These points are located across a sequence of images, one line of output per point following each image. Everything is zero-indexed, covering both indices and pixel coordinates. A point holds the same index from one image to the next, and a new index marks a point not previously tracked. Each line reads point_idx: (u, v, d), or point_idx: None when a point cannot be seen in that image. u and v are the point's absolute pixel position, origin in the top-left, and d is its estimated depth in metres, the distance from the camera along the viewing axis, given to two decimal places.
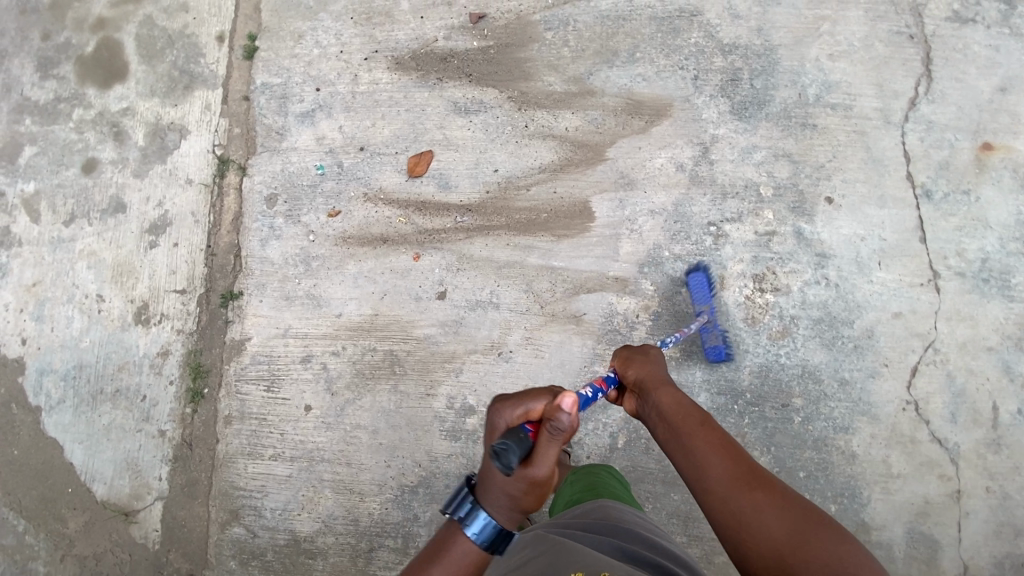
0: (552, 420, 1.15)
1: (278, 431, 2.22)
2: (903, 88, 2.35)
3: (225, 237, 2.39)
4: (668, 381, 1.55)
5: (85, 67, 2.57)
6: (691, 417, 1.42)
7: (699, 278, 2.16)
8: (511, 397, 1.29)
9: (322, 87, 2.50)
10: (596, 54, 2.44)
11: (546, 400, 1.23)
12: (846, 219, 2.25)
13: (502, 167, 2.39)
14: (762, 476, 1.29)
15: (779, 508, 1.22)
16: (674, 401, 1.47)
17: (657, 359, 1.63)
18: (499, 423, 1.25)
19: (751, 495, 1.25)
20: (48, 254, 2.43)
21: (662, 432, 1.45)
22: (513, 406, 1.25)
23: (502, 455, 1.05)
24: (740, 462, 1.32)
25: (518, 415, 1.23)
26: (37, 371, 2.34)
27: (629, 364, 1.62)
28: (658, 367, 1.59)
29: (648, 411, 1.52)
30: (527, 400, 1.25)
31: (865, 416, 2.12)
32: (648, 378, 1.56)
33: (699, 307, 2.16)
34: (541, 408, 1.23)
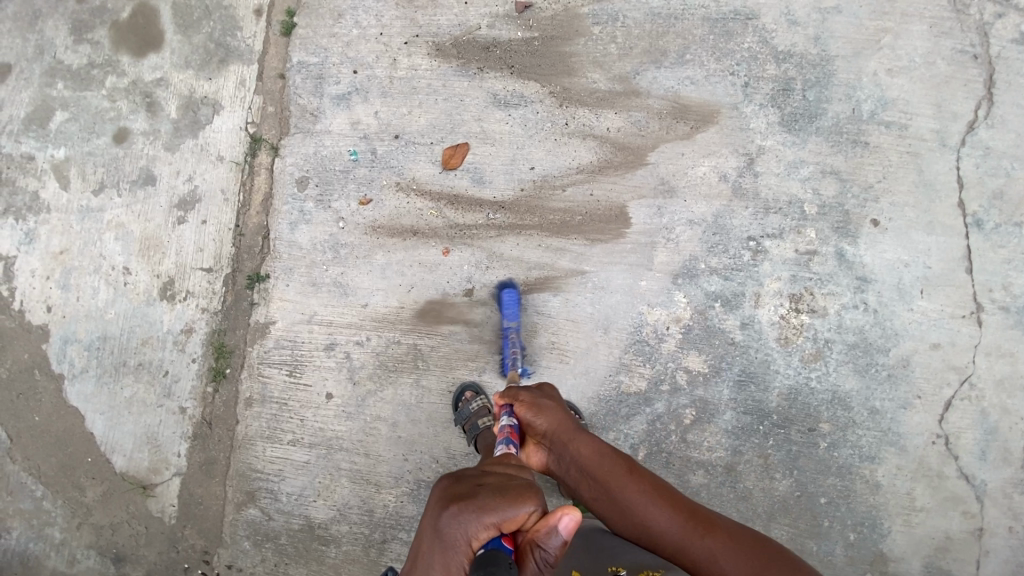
0: (542, 549, 1.17)
1: (298, 417, 2.22)
2: (962, 110, 2.25)
3: (254, 218, 2.36)
4: (580, 427, 1.55)
5: (120, 33, 2.52)
6: (615, 470, 1.46)
7: (508, 295, 2.19)
8: (484, 502, 1.17)
9: (359, 69, 2.43)
10: (644, 53, 2.35)
11: (528, 513, 1.18)
12: (890, 243, 2.18)
13: (538, 165, 2.32)
14: (701, 515, 1.37)
15: (731, 545, 1.30)
16: (592, 452, 1.49)
17: (563, 404, 1.61)
18: (474, 537, 1.14)
19: (700, 540, 1.32)
20: (76, 223, 2.41)
21: (591, 492, 1.47)
22: (484, 516, 1.14)
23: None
24: (677, 506, 1.39)
25: (492, 528, 1.14)
26: (61, 339, 2.35)
27: (538, 413, 1.56)
28: (565, 414, 1.57)
29: (568, 467, 1.51)
30: (511, 515, 1.15)
31: (892, 446, 2.08)
32: (559, 429, 1.53)
33: (507, 324, 2.18)
34: (521, 521, 1.18)
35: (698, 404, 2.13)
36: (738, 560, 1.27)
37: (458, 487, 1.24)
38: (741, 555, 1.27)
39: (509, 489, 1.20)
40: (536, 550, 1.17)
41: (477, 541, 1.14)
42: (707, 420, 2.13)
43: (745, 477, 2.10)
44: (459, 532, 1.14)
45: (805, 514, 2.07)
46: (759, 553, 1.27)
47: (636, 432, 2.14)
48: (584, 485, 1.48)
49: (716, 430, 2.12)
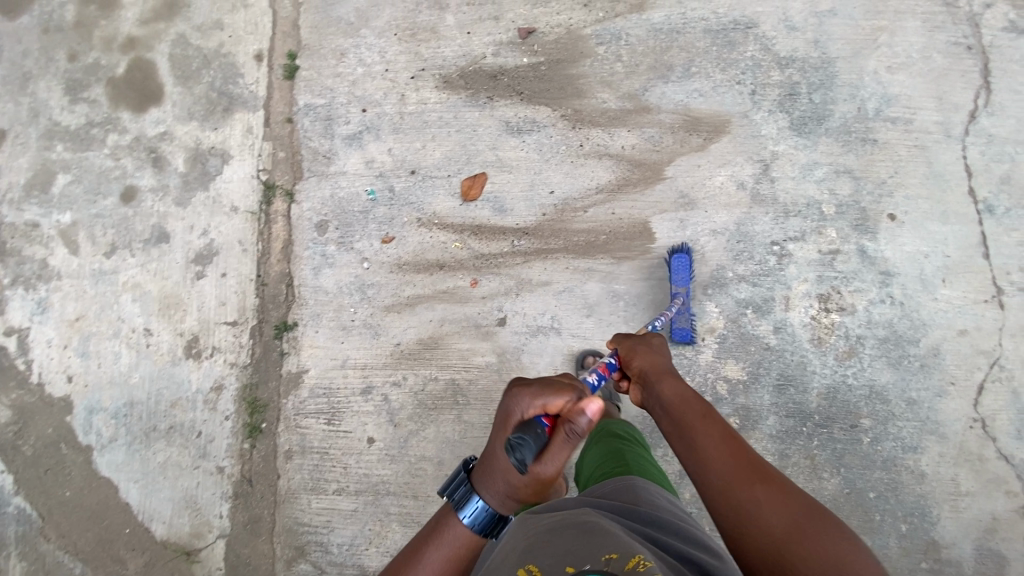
0: (571, 424, 1.23)
1: (341, 465, 2.18)
2: (962, 100, 2.32)
3: (275, 266, 2.33)
4: (673, 373, 1.62)
5: (118, 90, 2.48)
6: (694, 409, 1.48)
7: (681, 260, 2.18)
8: (535, 386, 1.33)
9: (368, 107, 2.42)
10: (651, 69, 2.38)
11: (567, 398, 1.29)
12: (909, 235, 2.23)
13: (558, 188, 2.33)
14: (764, 470, 1.29)
15: (785, 507, 1.20)
16: (676, 392, 1.54)
17: (664, 352, 1.73)
18: (517, 410, 1.31)
19: (750, 490, 1.25)
20: (90, 287, 2.36)
21: (667, 426, 1.49)
22: (532, 397, 1.31)
23: (517, 450, 1.20)
24: (744, 457, 1.33)
25: (537, 407, 1.30)
26: (87, 409, 2.29)
27: (633, 355, 1.71)
28: (661, 358, 1.68)
29: (653, 401, 1.58)
30: (546, 394, 1.30)
31: (933, 435, 2.13)
32: (652, 369, 1.64)
33: (676, 289, 2.17)
34: (560, 405, 1.29)
35: (741, 412, 2.16)
36: (787, 518, 1.18)
37: (521, 380, 1.43)
38: (787, 513, 1.19)
39: (556, 382, 1.34)
40: (568, 424, 1.24)
41: (526, 415, 1.29)
42: (751, 427, 2.15)
43: (794, 480, 2.12)
44: (509, 405, 1.35)
45: (856, 510, 2.10)
46: (813, 520, 1.17)
47: None
48: (663, 420, 1.52)
49: (761, 435, 2.15)
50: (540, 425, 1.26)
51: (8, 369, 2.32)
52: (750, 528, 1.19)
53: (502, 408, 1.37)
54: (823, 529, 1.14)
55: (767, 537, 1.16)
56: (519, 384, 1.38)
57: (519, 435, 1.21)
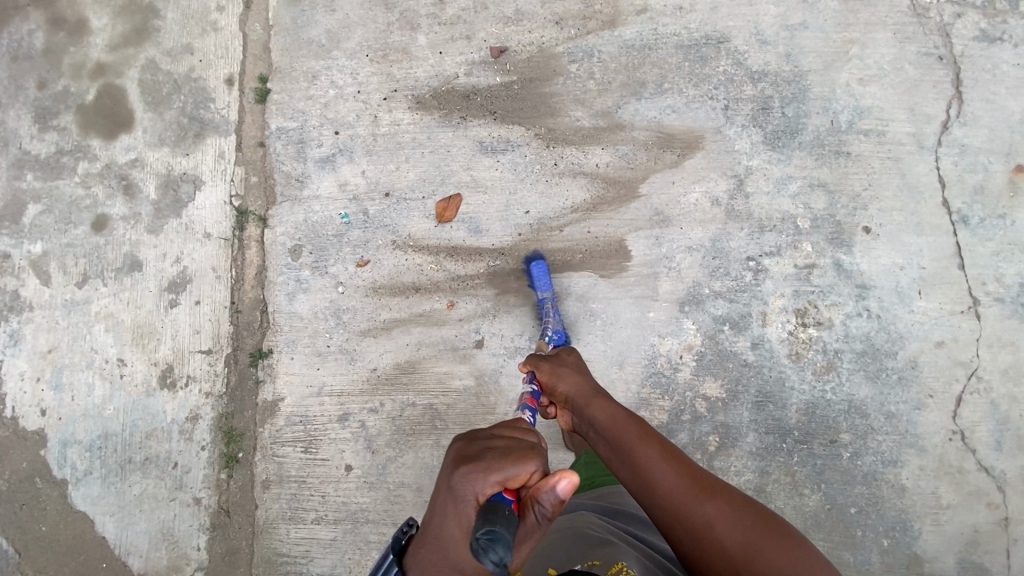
0: (541, 504, 1.06)
1: (319, 494, 2.16)
2: (935, 111, 2.32)
3: (249, 293, 2.30)
4: (600, 392, 1.64)
5: (87, 117, 2.45)
6: (631, 431, 1.48)
7: (537, 266, 2.23)
8: (490, 457, 1.11)
9: (340, 129, 2.40)
10: (623, 86, 2.37)
11: (531, 469, 1.11)
12: (884, 248, 2.23)
13: (533, 208, 2.32)
14: (708, 483, 1.36)
15: (734, 516, 1.29)
16: (608, 413, 1.55)
17: (584, 371, 1.74)
18: (472, 492, 1.07)
19: (701, 506, 1.31)
20: (62, 318, 2.33)
21: (607, 450, 1.49)
22: (489, 472, 1.09)
23: (490, 551, 0.95)
24: (687, 471, 1.37)
25: (496, 485, 1.08)
26: (61, 443, 2.26)
27: (557, 378, 1.70)
28: (585, 379, 1.69)
29: (586, 425, 1.58)
30: (508, 467, 1.10)
31: (912, 448, 2.12)
32: (578, 393, 1.64)
33: (541, 295, 2.21)
34: (524, 478, 1.10)
35: (720, 430, 2.15)
36: (739, 528, 1.27)
37: (466, 446, 1.17)
38: (739, 525, 1.28)
39: (513, 448, 1.14)
40: (536, 505, 1.06)
41: (483, 497, 1.06)
42: (731, 444, 2.14)
43: (776, 497, 2.11)
44: (459, 485, 1.09)
45: (838, 526, 2.09)
46: (758, 525, 1.29)
47: None
48: (601, 445, 1.52)
49: (741, 453, 2.14)
50: (506, 505, 1.06)
51: None
52: (710, 545, 1.26)
53: (448, 488, 1.09)
54: (770, 533, 1.27)
55: (723, 552, 1.25)
56: (468, 456, 1.13)
57: (490, 530, 0.97)
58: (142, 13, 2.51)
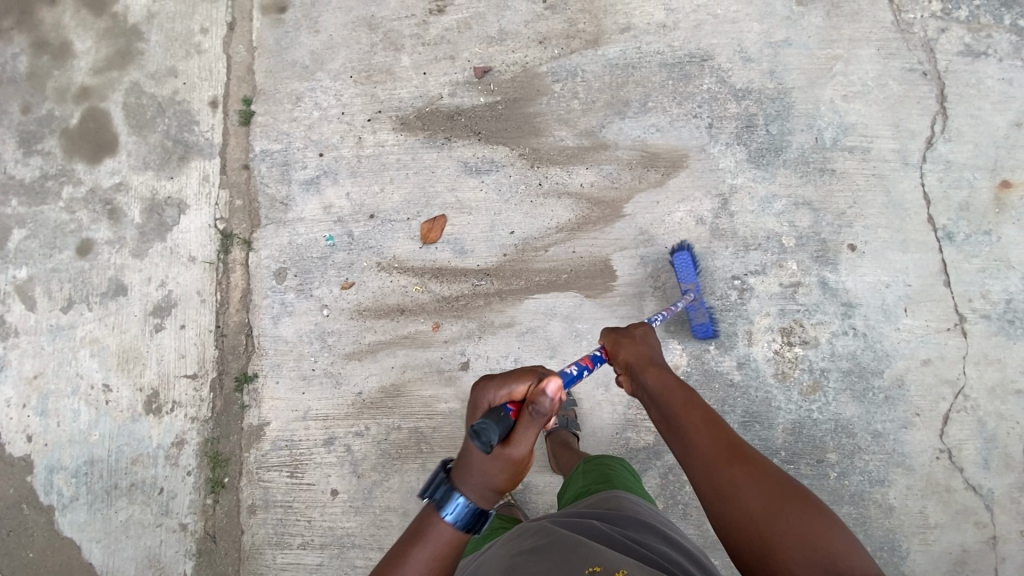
0: (534, 403, 1.13)
1: (305, 518, 2.16)
2: (919, 127, 2.32)
3: (234, 316, 2.30)
4: (657, 361, 1.55)
5: (72, 141, 2.45)
6: (678, 397, 1.42)
7: (683, 257, 2.17)
8: (499, 374, 1.25)
9: (325, 151, 2.40)
10: (607, 105, 2.37)
11: (530, 380, 1.21)
12: (869, 265, 2.23)
13: (518, 228, 2.32)
14: (742, 452, 1.27)
15: (765, 488, 1.20)
16: (661, 380, 1.48)
17: (648, 340, 1.65)
18: (482, 401, 1.22)
19: (730, 469, 1.24)
20: (48, 344, 2.32)
21: (656, 416, 1.44)
22: (496, 385, 1.22)
23: (476, 430, 1.06)
24: (723, 437, 1.30)
25: (501, 395, 1.20)
26: (46, 469, 2.25)
27: (619, 346, 1.64)
28: (649, 349, 1.60)
29: (642, 394, 1.51)
30: (511, 380, 1.22)
31: (899, 467, 2.12)
32: (638, 359, 1.57)
33: (686, 286, 2.16)
34: (525, 389, 1.20)
35: None
36: (765, 498, 1.18)
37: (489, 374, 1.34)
38: (765, 494, 1.18)
39: (519, 368, 1.26)
40: (530, 406, 1.13)
41: (490, 404, 1.21)
42: None
43: None
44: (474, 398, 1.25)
45: None
46: (789, 498, 1.17)
47: (651, 487, 2.14)
48: (650, 409, 1.47)
49: None
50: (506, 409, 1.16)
51: None
52: (732, 509, 1.19)
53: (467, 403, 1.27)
54: (801, 508, 1.15)
55: (747, 517, 1.17)
56: (484, 379, 1.30)
57: (481, 416, 1.09)
58: (126, 36, 2.52)
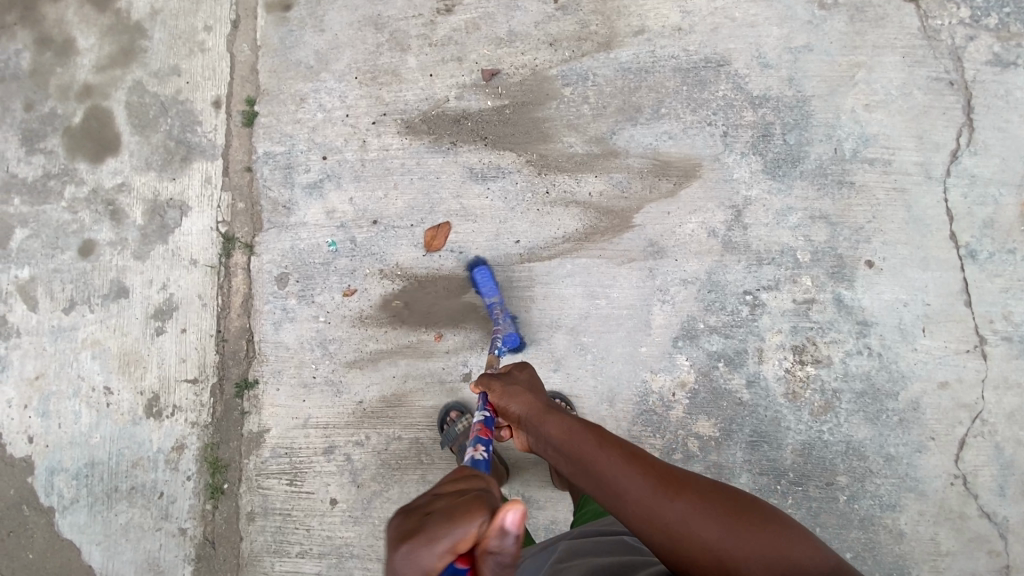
0: (495, 553, 0.89)
1: (304, 527, 2.14)
2: (943, 139, 2.23)
3: (235, 321, 2.27)
4: (551, 406, 1.52)
5: (74, 139, 2.42)
6: (585, 441, 1.37)
7: (483, 272, 2.19)
8: (430, 525, 0.91)
9: (328, 154, 2.35)
10: (619, 111, 2.30)
11: (478, 519, 0.89)
12: (887, 282, 2.15)
13: (524, 237, 2.26)
14: (674, 478, 1.26)
15: (708, 509, 1.20)
16: (561, 428, 1.43)
17: (535, 386, 1.62)
18: (416, 571, 0.89)
19: (671, 503, 1.21)
20: (49, 345, 2.31)
21: (568, 468, 1.39)
22: (432, 540, 0.89)
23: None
24: (650, 470, 1.28)
25: (447, 553, 0.88)
26: (47, 470, 2.25)
27: (509, 399, 1.57)
28: (536, 396, 1.57)
29: (544, 446, 1.46)
30: (453, 528, 0.90)
31: (912, 492, 2.06)
32: (530, 411, 1.53)
33: (489, 301, 2.16)
34: (474, 534, 0.89)
35: (713, 469, 2.09)
36: (713, 522, 1.17)
37: (405, 517, 0.98)
38: (713, 520, 1.17)
39: (454, 504, 0.94)
40: (491, 556, 0.89)
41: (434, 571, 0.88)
42: None
43: None
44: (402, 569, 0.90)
45: None
46: (729, 513, 1.19)
47: None
48: (561, 463, 1.41)
49: None
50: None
51: None
52: (689, 546, 1.16)
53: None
54: (735, 514, 1.19)
55: (704, 549, 1.14)
56: (408, 532, 0.93)
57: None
58: (129, 33, 2.48)
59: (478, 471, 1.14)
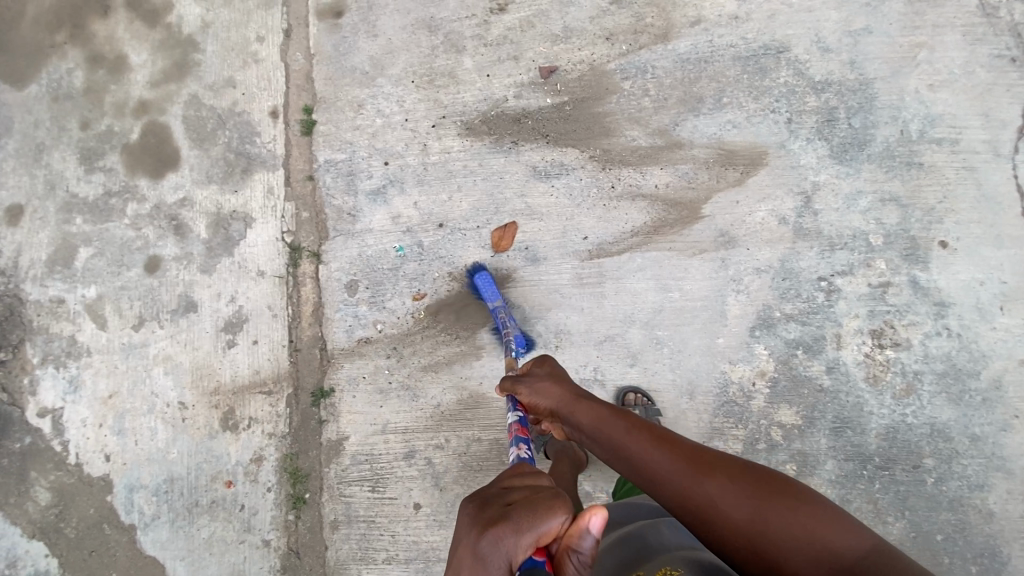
0: (577, 553, 0.95)
1: (389, 533, 2.14)
2: (1010, 116, 2.21)
3: (307, 330, 2.28)
4: (581, 397, 1.49)
5: (133, 156, 2.42)
6: (615, 428, 1.39)
7: (482, 277, 2.17)
8: (515, 517, 0.95)
9: (390, 160, 2.35)
10: (680, 102, 2.29)
11: (562, 519, 0.96)
12: (962, 262, 2.14)
13: (592, 234, 2.25)
14: (704, 459, 1.27)
15: (736, 487, 1.21)
16: (592, 416, 1.44)
17: (559, 376, 1.57)
18: (500, 558, 0.92)
19: (702, 484, 1.23)
20: (121, 362, 2.31)
21: (602, 453, 1.41)
22: (519, 533, 0.93)
23: None
24: (681, 454, 1.29)
25: (530, 546, 0.92)
26: (127, 488, 2.25)
27: (533, 392, 1.54)
28: (561, 385, 1.53)
29: (575, 433, 1.47)
30: (538, 524, 0.94)
31: (999, 471, 2.04)
32: (558, 402, 1.50)
33: (491, 305, 2.12)
34: (554, 532, 0.95)
35: (797, 457, 2.09)
36: (741, 497, 1.19)
37: (486, 505, 1.00)
38: (742, 499, 1.19)
39: (536, 501, 0.98)
40: (573, 554, 0.95)
41: (516, 563, 0.91)
42: (810, 472, 2.08)
43: None
44: (483, 555, 0.92)
45: (925, 554, 2.02)
46: (759, 489, 1.20)
47: None
48: (595, 448, 1.43)
49: (820, 481, 2.08)
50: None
51: (44, 452, 2.28)
52: (721, 526, 1.18)
53: (473, 561, 0.92)
54: (770, 490, 1.19)
55: (734, 528, 1.17)
56: (491, 521, 0.95)
57: None
58: (181, 46, 2.47)
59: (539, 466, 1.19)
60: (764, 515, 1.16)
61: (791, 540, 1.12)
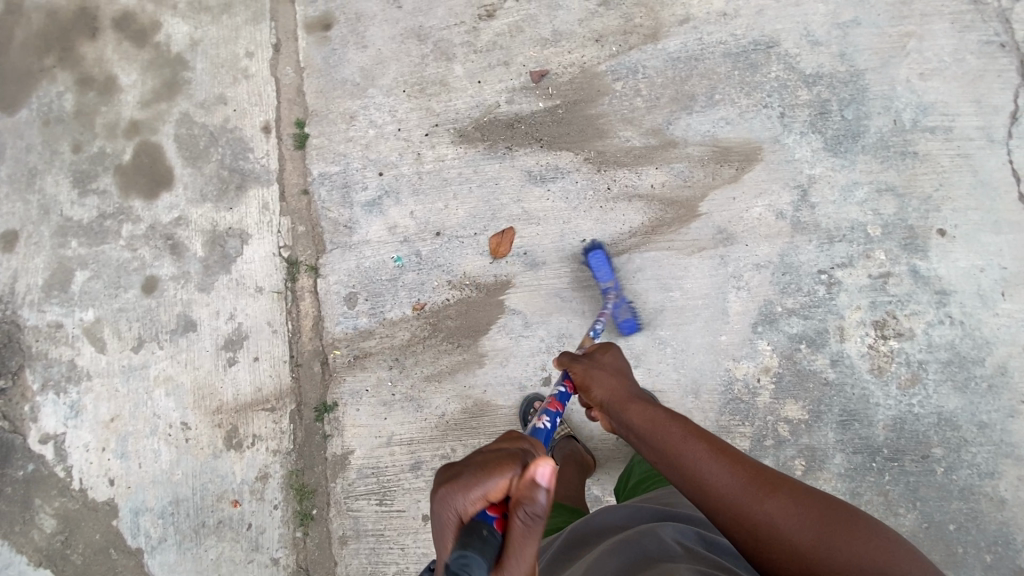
0: (526, 505, 0.94)
1: (399, 546, 2.13)
2: (1002, 101, 2.21)
3: (308, 344, 2.27)
4: (637, 396, 1.57)
5: (126, 177, 2.41)
6: (672, 433, 1.41)
7: (596, 257, 2.18)
8: (466, 474, 1.02)
9: (384, 170, 2.34)
10: (672, 101, 2.29)
11: (509, 475, 1.00)
12: (962, 250, 2.14)
13: (590, 236, 2.25)
14: (765, 478, 1.28)
15: (797, 509, 1.21)
16: (646, 419, 1.48)
17: (619, 373, 1.67)
18: (451, 511, 1.00)
19: (760, 500, 1.23)
20: (122, 385, 2.29)
21: (652, 455, 1.44)
22: (466, 489, 0.99)
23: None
24: (742, 469, 1.30)
25: (478, 500, 0.98)
26: (132, 512, 2.23)
27: (591, 385, 1.65)
28: (621, 383, 1.63)
29: (626, 432, 1.52)
30: (484, 480, 1.00)
31: (1009, 458, 2.03)
32: (615, 399, 1.58)
33: (603, 286, 2.17)
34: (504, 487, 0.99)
35: (806, 452, 2.08)
36: (801, 519, 1.19)
37: (451, 466, 1.10)
38: (802, 521, 1.19)
39: (489, 460, 1.04)
40: (521, 508, 0.95)
41: (466, 515, 0.98)
42: (819, 467, 2.07)
43: None
44: (439, 509, 1.02)
45: (938, 545, 2.01)
46: (821, 514, 1.20)
47: None
48: (645, 449, 1.46)
49: (830, 475, 2.07)
50: (488, 524, 0.96)
51: (47, 478, 2.26)
52: (777, 545, 1.18)
53: (433, 515, 1.02)
54: (831, 516, 1.19)
55: (790, 547, 1.17)
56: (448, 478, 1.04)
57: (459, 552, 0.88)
58: (171, 65, 2.47)
59: (523, 435, 1.24)
60: (825, 539, 1.15)
61: (852, 566, 1.09)
